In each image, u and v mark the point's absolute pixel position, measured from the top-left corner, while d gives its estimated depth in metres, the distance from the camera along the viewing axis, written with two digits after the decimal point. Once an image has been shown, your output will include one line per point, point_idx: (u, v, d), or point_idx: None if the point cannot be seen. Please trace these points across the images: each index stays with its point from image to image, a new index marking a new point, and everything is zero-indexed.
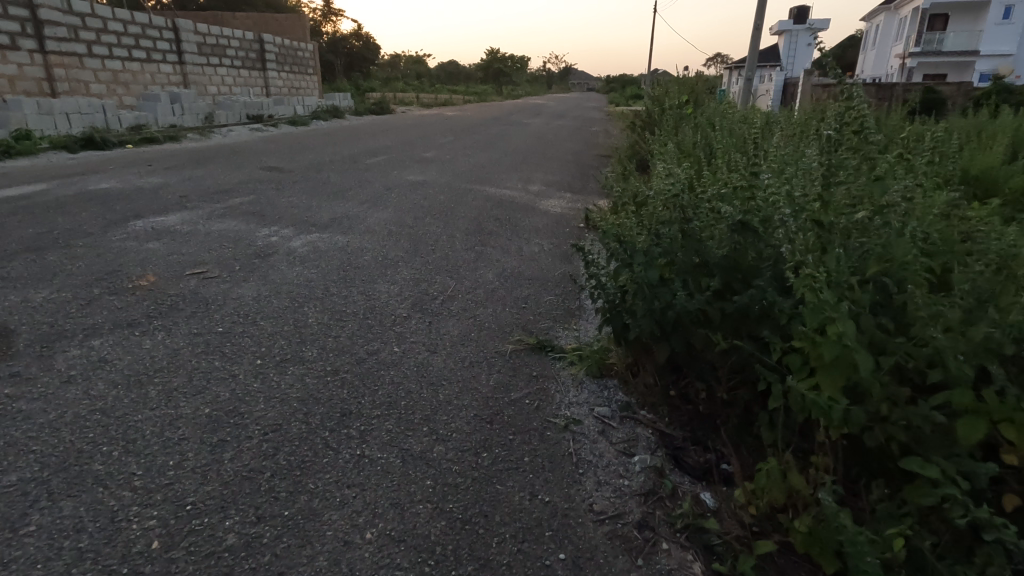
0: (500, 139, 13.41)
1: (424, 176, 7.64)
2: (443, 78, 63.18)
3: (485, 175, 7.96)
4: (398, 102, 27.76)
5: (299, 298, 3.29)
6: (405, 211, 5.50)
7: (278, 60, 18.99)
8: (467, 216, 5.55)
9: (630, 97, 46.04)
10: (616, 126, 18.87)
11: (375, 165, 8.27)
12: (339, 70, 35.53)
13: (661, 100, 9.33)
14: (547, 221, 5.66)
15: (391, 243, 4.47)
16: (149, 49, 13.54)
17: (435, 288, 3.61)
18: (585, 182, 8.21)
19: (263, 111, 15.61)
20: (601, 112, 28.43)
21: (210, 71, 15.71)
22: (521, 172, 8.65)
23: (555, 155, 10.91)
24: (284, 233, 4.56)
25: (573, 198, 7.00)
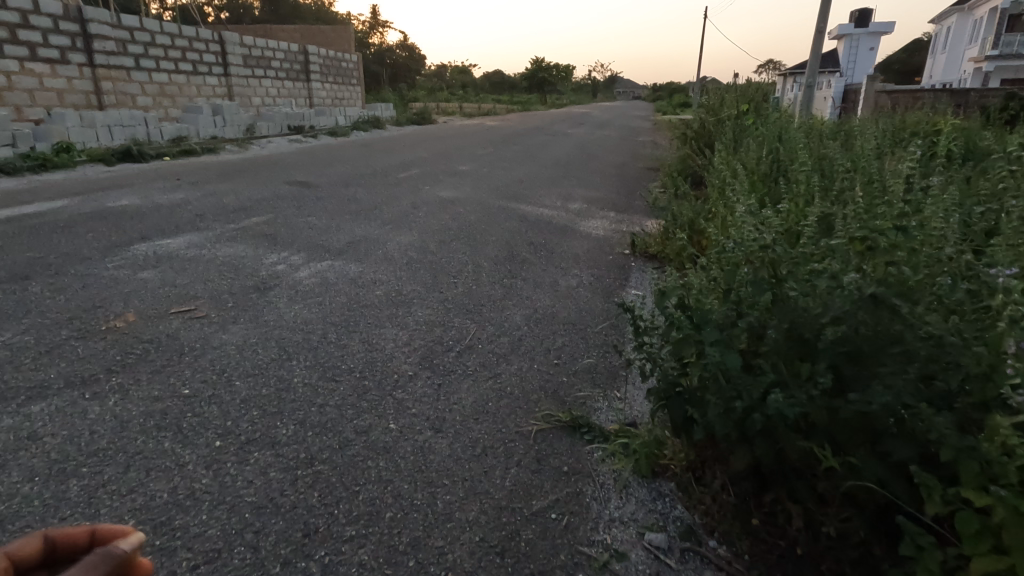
0: (541, 150, 12.87)
1: (457, 192, 7.14)
2: (488, 88, 63.27)
3: (522, 191, 7.40)
4: (441, 112, 27.69)
5: (287, 348, 2.78)
6: (429, 235, 4.99)
7: (322, 71, 19.08)
8: (498, 240, 4.99)
9: (677, 105, 44.82)
10: (663, 137, 18.04)
11: (407, 180, 7.86)
12: (384, 80, 35.93)
13: (716, 110, 8.52)
14: (587, 247, 5.04)
15: (407, 274, 3.95)
16: (195, 61, 13.71)
17: (451, 337, 3.03)
18: (630, 200, 7.52)
19: (305, 122, 15.60)
20: (648, 121, 27.46)
21: (255, 83, 15.85)
22: (560, 187, 8.05)
23: (599, 169, 10.23)
24: (292, 260, 4.12)
25: (618, 220, 6.32)
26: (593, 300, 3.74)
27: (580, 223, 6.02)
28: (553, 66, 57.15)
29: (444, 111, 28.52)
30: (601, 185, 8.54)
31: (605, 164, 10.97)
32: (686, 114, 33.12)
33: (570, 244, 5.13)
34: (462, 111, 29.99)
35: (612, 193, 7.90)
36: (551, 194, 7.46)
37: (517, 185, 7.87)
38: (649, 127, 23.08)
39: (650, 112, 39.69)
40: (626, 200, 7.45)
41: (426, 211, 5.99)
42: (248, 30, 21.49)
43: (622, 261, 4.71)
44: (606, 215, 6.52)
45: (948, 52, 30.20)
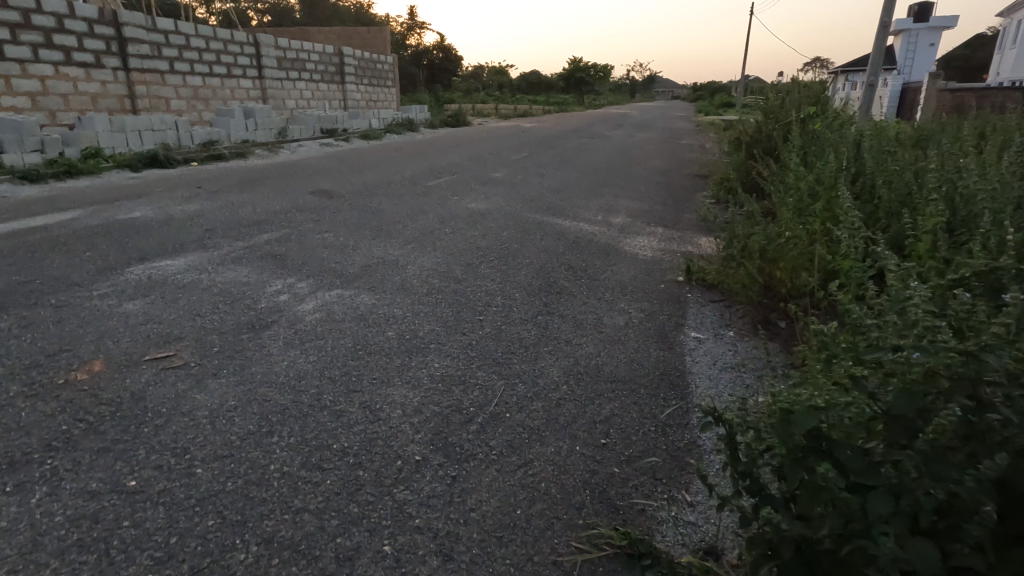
0: (579, 155, 12.26)
1: (488, 203, 6.59)
2: (525, 88, 62.68)
3: (559, 203, 6.79)
4: (476, 114, 27.32)
5: (271, 415, 2.26)
6: (455, 257, 4.45)
7: (357, 73, 18.91)
8: (532, 264, 4.40)
9: (719, 105, 43.43)
10: (707, 140, 17.16)
11: (435, 189, 7.38)
12: (421, 82, 35.88)
13: (775, 113, 7.71)
14: (633, 272, 4.42)
15: (426, 309, 3.41)
16: (230, 64, 13.63)
17: (472, 401, 2.46)
18: (679, 213, 6.81)
19: (338, 125, 15.39)
20: (689, 123, 26.39)
21: (289, 85, 15.74)
22: (601, 197, 7.40)
23: (642, 176, 9.50)
24: (299, 289, 3.64)
25: (667, 238, 5.62)
26: (646, 348, 3.10)
27: (624, 241, 5.37)
28: (591, 66, 56.19)
29: (480, 112, 28.09)
30: (646, 195, 7.85)
31: (649, 170, 10.22)
32: (730, 115, 31.80)
33: (614, 268, 4.50)
34: (498, 112, 29.49)
35: (659, 205, 7.18)
36: (591, 205, 6.82)
37: (553, 196, 7.26)
38: (690, 129, 22.08)
39: (691, 113, 38.39)
40: (674, 214, 6.74)
41: (453, 227, 5.45)
42: (287, 32, 21.52)
43: (677, 291, 4.05)
44: (653, 232, 5.84)
45: (1018, 48, 28.13)
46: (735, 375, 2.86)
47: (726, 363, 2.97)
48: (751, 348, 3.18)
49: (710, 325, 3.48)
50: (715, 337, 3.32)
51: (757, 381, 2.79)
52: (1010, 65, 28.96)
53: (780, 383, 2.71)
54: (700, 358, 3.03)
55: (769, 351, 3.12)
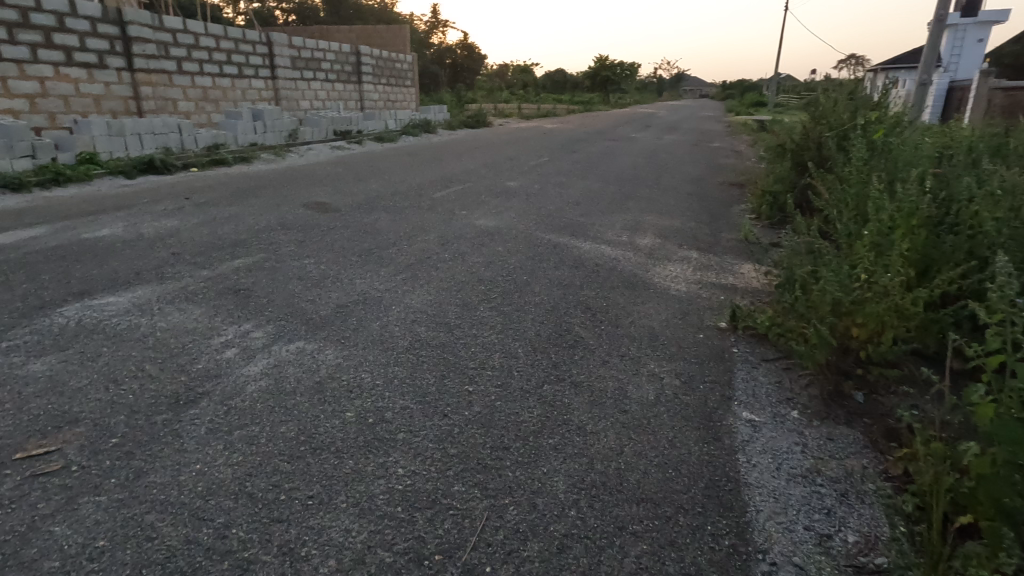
0: (602, 160, 11.47)
1: (499, 220, 5.88)
2: (549, 88, 61.75)
3: (578, 220, 6.04)
4: (497, 114, 26.64)
5: (145, 570, 1.60)
6: (451, 294, 3.75)
7: (375, 73, 18.40)
8: (542, 304, 3.67)
9: (750, 105, 41.96)
10: (741, 143, 16.15)
11: (442, 201, 6.71)
12: (443, 82, 35.32)
13: (826, 117, 6.81)
14: (664, 315, 3.67)
15: (402, 374, 2.71)
16: (241, 64, 13.19)
17: (437, 542, 1.75)
18: (715, 232, 5.99)
19: (353, 127, 14.87)
20: (719, 123, 25.26)
21: (303, 86, 15.28)
22: (626, 213, 6.60)
23: (671, 186, 8.67)
24: (253, 341, 2.98)
25: (702, 266, 4.83)
26: (684, 439, 2.36)
27: (653, 271, 4.60)
28: (618, 65, 55.01)
29: (501, 112, 27.36)
30: (677, 209, 7.02)
31: (679, 179, 9.38)
32: (762, 116, 30.47)
33: (641, 309, 3.75)
34: (521, 113, 28.75)
35: (692, 223, 6.37)
36: (615, 223, 6.05)
37: (573, 211, 6.51)
38: (720, 130, 21.04)
39: (721, 113, 37.05)
40: (710, 234, 5.92)
41: (454, 251, 4.76)
42: (306, 31, 21.12)
43: (720, 344, 3.28)
44: (687, 258, 5.04)
45: None
46: (808, 490, 2.11)
47: (794, 469, 2.21)
48: (823, 441, 2.41)
49: (766, 400, 2.71)
50: (773, 419, 2.56)
51: (841, 505, 2.03)
52: None
53: (874, 516, 1.95)
54: (755, 457, 2.27)
55: (850, 449, 2.35)
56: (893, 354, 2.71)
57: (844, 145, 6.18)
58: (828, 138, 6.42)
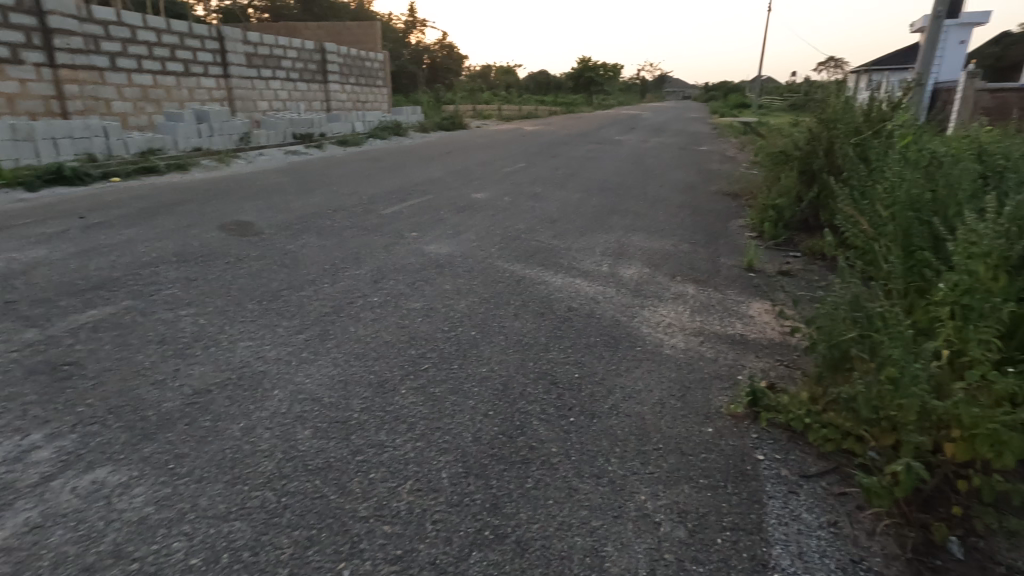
0: (583, 167, 10.54)
1: (455, 245, 4.86)
2: (532, 89, 60.87)
3: (550, 244, 5.04)
4: (475, 116, 25.62)
5: None
6: (364, 367, 2.72)
7: (342, 72, 17.30)
8: (489, 382, 2.66)
9: (733, 105, 41.49)
10: (729, 147, 15.33)
11: (390, 219, 5.69)
12: (421, 82, 34.21)
13: (837, 120, 5.90)
14: (657, 393, 2.69)
15: (246, 539, 1.70)
16: (188, 60, 12.02)
17: None
18: (713, 258, 5.02)
19: (315, 129, 13.78)
20: (704, 125, 24.51)
21: (261, 85, 14.14)
22: (607, 233, 5.61)
23: (657, 197, 7.73)
24: (25, 473, 1.91)
25: (702, 309, 3.84)
26: None
27: (641, 318, 3.61)
28: (601, 66, 54.42)
29: (480, 113, 26.30)
30: (667, 227, 6.06)
31: (667, 189, 8.46)
32: (745, 118, 29.89)
33: (627, 385, 2.75)
34: (501, 114, 27.82)
35: (686, 246, 5.40)
36: (594, 247, 5.06)
37: (545, 231, 5.51)
38: (705, 133, 20.27)
39: (705, 114, 36.44)
40: (707, 260, 4.95)
41: (387, 292, 3.72)
42: (271, 26, 19.87)
43: (739, 448, 2.29)
44: (683, 296, 4.06)
45: None
46: None
47: None
48: None
49: (821, 571, 1.73)
50: None
51: None
52: None
53: None
54: None
55: None
56: (1016, 493, 1.75)
57: (859, 154, 5.29)
58: (840, 147, 5.53)
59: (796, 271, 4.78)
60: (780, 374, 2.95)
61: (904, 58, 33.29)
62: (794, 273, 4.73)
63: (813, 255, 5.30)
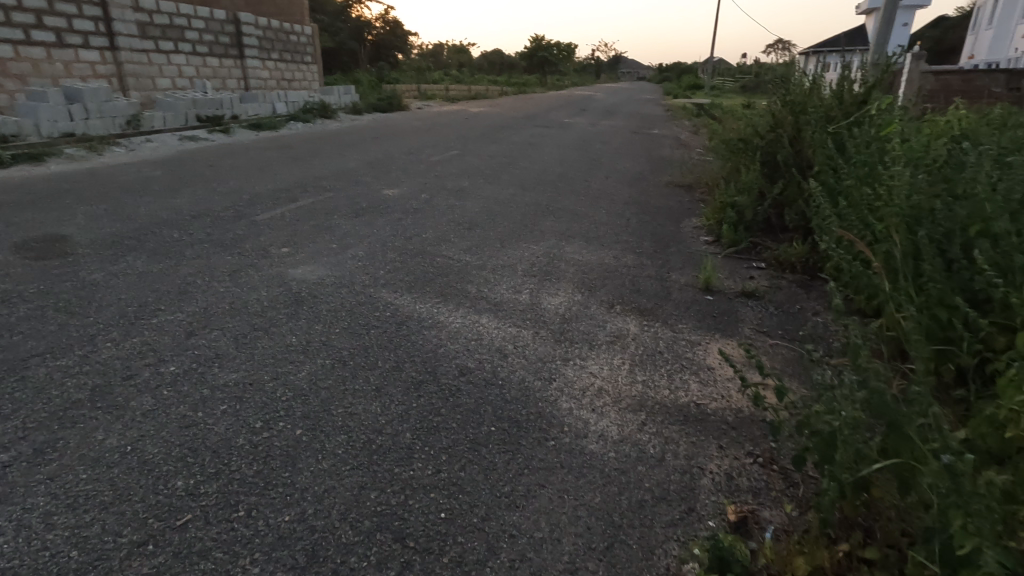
0: (523, 154, 9.44)
1: (332, 267, 3.73)
2: (484, 68, 59.02)
3: (460, 263, 3.96)
4: (420, 96, 24.05)
5: None
6: (70, 533, 1.59)
7: (262, 46, 15.53)
8: (289, 548, 1.59)
9: (685, 86, 40.99)
10: (681, 131, 14.50)
11: (261, 229, 4.48)
12: (363, 60, 32.20)
13: (807, 107, 5.02)
14: (567, 546, 1.69)
15: None
16: (60, 29, 10.21)
17: None
18: (662, 275, 4.07)
19: (224, 111, 12.18)
20: (656, 108, 23.70)
21: (159, 59, 12.37)
22: (535, 243, 4.58)
23: (601, 191, 6.74)
24: None
25: (645, 360, 2.86)
26: None
27: (562, 381, 2.60)
28: (553, 46, 53.11)
29: (423, 93, 24.71)
30: (609, 232, 5.07)
31: (614, 181, 7.47)
32: (698, 100, 29.34)
33: (522, 531, 1.74)
34: (447, 95, 26.34)
35: (630, 257, 4.43)
36: (515, 265, 4.01)
37: (458, 242, 4.43)
38: (658, 115, 19.43)
39: (659, 96, 35.83)
40: (654, 279, 3.99)
41: (199, 352, 2.58)
42: None
43: None
44: (621, 339, 3.06)
45: (992, 29, 25.69)
46: None
47: None
48: None
49: None
50: None
51: None
52: (984, 48, 26.64)
53: None
54: None
55: None
56: None
57: (835, 145, 4.41)
58: (811, 136, 4.63)
59: (762, 292, 3.88)
60: (754, 485, 2.00)
61: (851, 40, 33.43)
62: (760, 294, 3.82)
63: (779, 267, 4.42)
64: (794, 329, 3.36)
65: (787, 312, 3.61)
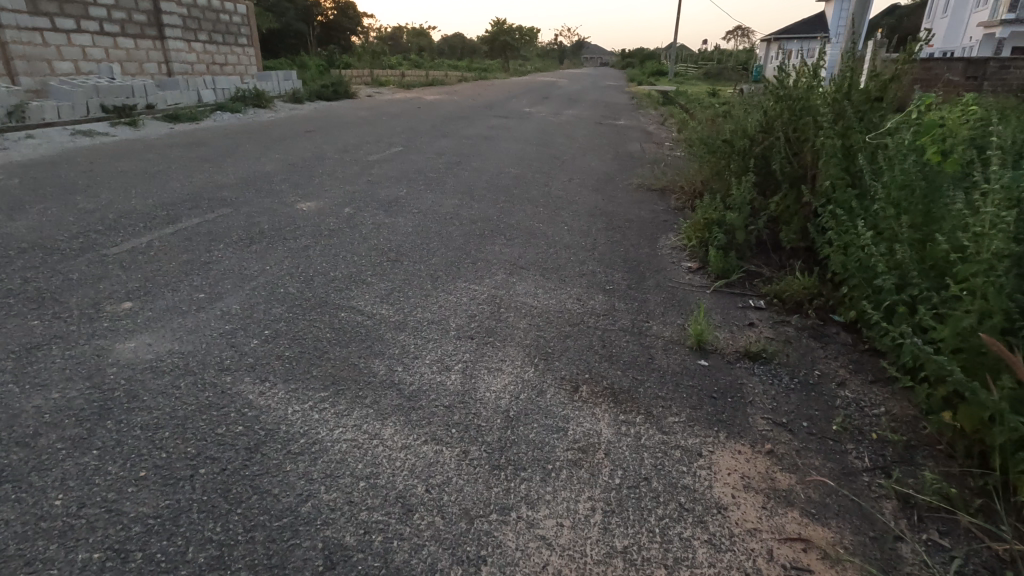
0: (476, 151, 8.37)
1: (184, 336, 2.64)
2: (445, 54, 57.06)
3: (370, 321, 2.92)
4: (372, 81, 22.53)
5: None
6: None
7: (186, 25, 13.87)
8: None
9: (648, 72, 40.30)
10: (648, 122, 13.66)
11: (108, 270, 3.33)
12: (313, 42, 30.27)
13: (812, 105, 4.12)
14: None
15: None
16: None
17: None
18: (640, 329, 3.13)
19: (136, 100, 10.65)
20: (619, 95, 22.82)
21: (57, 40, 10.73)
22: (477, 280, 3.57)
23: (563, 199, 5.76)
24: None
25: (624, 502, 1.90)
26: None
27: (495, 565, 1.62)
28: (514, 29, 51.67)
29: (376, 79, 23.12)
30: (571, 259, 4.10)
31: (577, 186, 6.49)
32: (662, 87, 28.47)
33: None
34: (401, 80, 24.85)
35: (598, 300, 3.47)
36: (447, 321, 2.99)
37: (375, 284, 3.38)
38: (621, 104, 18.56)
39: (623, 83, 34.95)
40: (630, 336, 3.04)
41: None
42: None
43: None
44: (589, 457, 2.09)
45: (947, 17, 25.76)
46: None
47: None
48: None
49: None
50: None
51: None
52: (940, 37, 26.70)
53: None
54: None
55: None
56: None
57: (854, 156, 3.53)
58: (823, 144, 3.75)
59: (769, 350, 2.98)
60: None
61: (811, 28, 33.31)
62: (769, 356, 2.92)
63: (784, 309, 3.54)
64: (821, 419, 2.47)
65: (806, 386, 2.72)
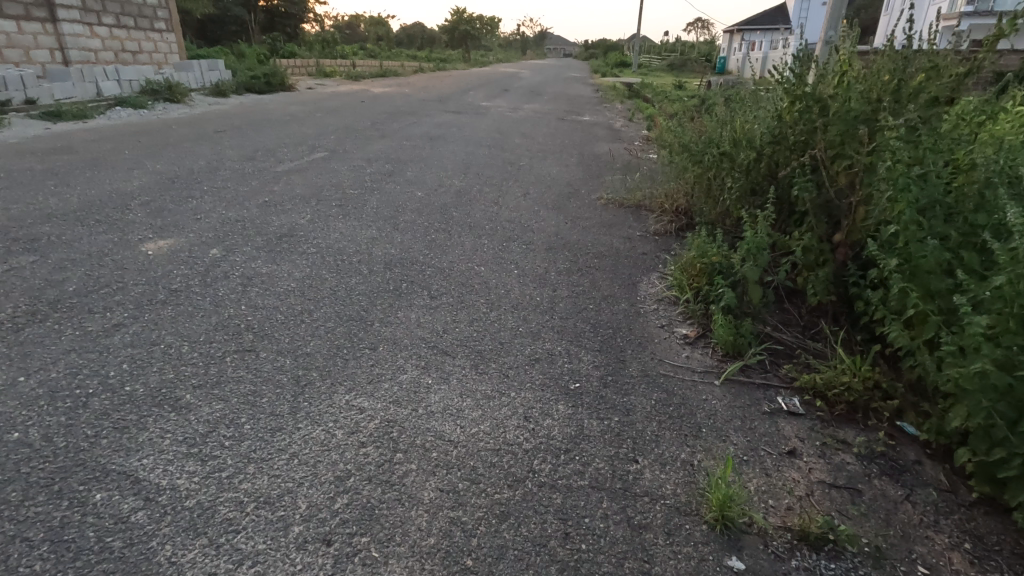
0: (417, 156, 7.05)
1: None
2: (403, 44, 54.81)
3: (142, 515, 1.61)
4: (317, 74, 20.79)
5: None
6: None
7: (86, 6, 11.97)
8: None
9: (611, 63, 39.31)
10: (614, 118, 12.55)
11: None
12: (255, 30, 28.09)
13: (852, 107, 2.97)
14: None
15: None
16: None
17: None
18: (624, 484, 1.92)
19: (9, 94, 8.85)
20: (583, 87, 21.69)
21: None
22: (368, 387, 2.30)
23: (514, 225, 4.52)
24: None
25: None
26: None
27: None
28: (474, 19, 50.05)
29: (321, 70, 21.30)
30: (519, 332, 2.86)
31: (533, 204, 5.23)
32: (627, 78, 27.49)
33: None
34: (350, 71, 23.14)
35: (558, 416, 2.23)
36: (292, 500, 1.71)
37: (193, 409, 2.06)
38: (585, 97, 17.46)
39: (586, 75, 33.75)
40: (610, 506, 1.82)
41: None
42: None
43: None
44: None
45: (906, 11, 25.52)
46: None
47: None
48: None
49: None
50: None
51: None
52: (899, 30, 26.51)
53: None
54: None
55: None
56: None
57: (936, 192, 2.41)
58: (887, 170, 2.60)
59: (839, 524, 1.82)
60: None
61: (773, 20, 32.91)
62: (842, 540, 1.75)
63: (837, 415, 2.40)
64: None
65: None
